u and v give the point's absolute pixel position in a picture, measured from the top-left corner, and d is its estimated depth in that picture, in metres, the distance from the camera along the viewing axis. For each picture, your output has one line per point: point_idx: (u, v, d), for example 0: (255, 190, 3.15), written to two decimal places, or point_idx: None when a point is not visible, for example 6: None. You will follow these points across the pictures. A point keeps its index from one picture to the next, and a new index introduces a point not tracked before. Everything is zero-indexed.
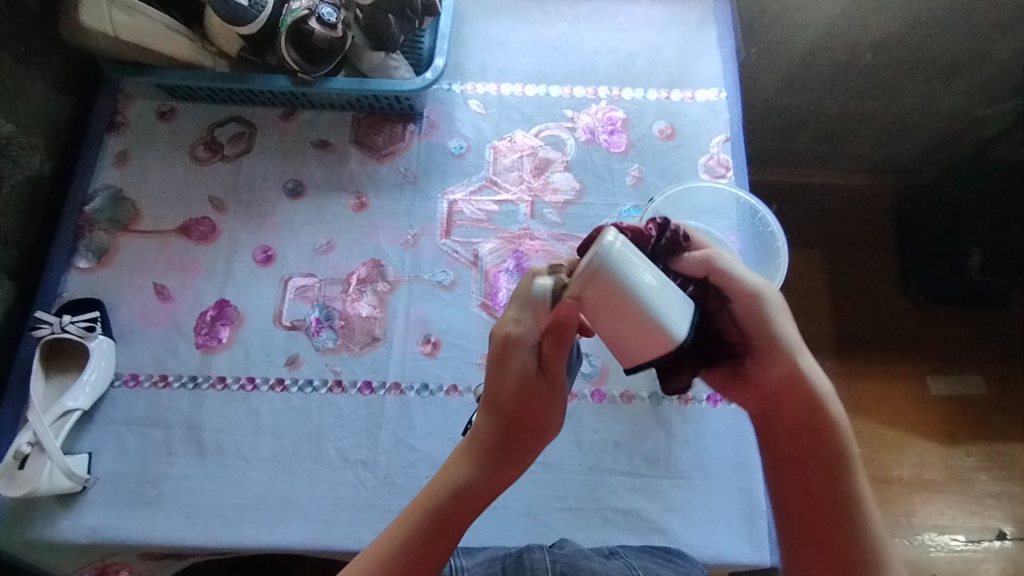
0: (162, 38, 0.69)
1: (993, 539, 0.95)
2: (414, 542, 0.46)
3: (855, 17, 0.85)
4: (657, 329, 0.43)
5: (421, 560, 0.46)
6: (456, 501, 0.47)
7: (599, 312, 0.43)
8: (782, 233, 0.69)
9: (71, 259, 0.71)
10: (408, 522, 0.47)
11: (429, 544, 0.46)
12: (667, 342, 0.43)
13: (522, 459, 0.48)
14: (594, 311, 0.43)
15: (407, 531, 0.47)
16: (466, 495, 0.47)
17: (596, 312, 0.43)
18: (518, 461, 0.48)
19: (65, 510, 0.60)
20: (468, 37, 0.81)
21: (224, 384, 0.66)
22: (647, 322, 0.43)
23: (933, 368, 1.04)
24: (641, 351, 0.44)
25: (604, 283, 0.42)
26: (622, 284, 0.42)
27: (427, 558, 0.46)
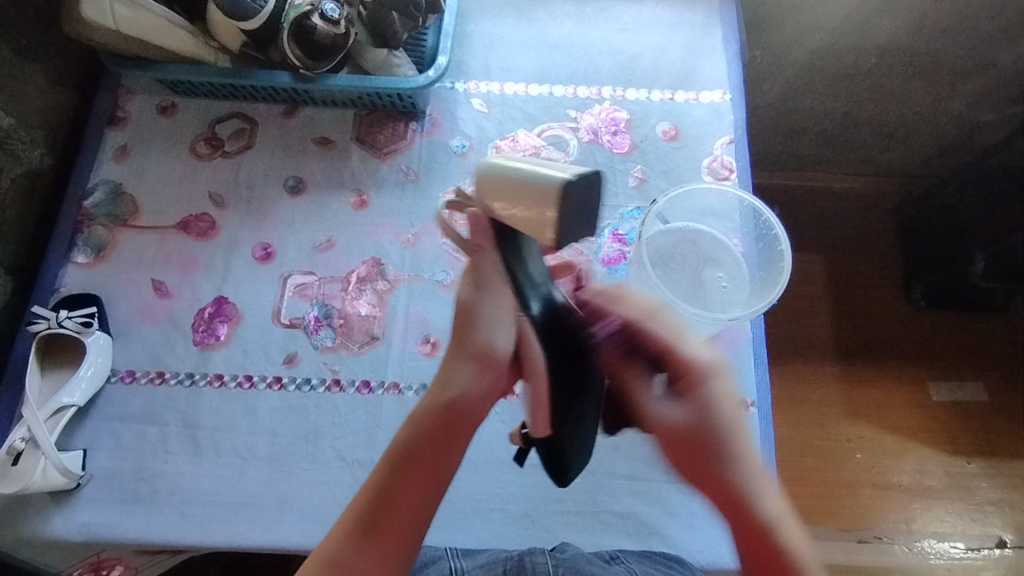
0: (163, 32, 0.69)
1: (993, 547, 0.95)
2: (384, 486, 0.48)
3: (862, 20, 0.85)
4: (532, 193, 0.42)
5: (395, 508, 0.47)
6: (427, 435, 0.49)
7: (495, 211, 0.46)
8: (787, 235, 0.66)
9: (69, 254, 0.71)
10: (380, 473, 0.49)
11: (404, 489, 0.48)
12: (552, 192, 0.41)
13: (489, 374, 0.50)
14: (493, 209, 0.46)
15: (378, 484, 0.48)
16: (432, 427, 0.50)
17: (496, 207, 0.46)
18: (483, 375, 0.50)
19: (59, 507, 0.60)
20: (471, 35, 0.81)
21: (221, 382, 0.65)
22: (527, 187, 0.43)
23: (935, 374, 1.03)
24: (541, 215, 0.42)
25: (486, 184, 0.46)
26: (498, 173, 0.45)
27: (399, 500, 0.47)
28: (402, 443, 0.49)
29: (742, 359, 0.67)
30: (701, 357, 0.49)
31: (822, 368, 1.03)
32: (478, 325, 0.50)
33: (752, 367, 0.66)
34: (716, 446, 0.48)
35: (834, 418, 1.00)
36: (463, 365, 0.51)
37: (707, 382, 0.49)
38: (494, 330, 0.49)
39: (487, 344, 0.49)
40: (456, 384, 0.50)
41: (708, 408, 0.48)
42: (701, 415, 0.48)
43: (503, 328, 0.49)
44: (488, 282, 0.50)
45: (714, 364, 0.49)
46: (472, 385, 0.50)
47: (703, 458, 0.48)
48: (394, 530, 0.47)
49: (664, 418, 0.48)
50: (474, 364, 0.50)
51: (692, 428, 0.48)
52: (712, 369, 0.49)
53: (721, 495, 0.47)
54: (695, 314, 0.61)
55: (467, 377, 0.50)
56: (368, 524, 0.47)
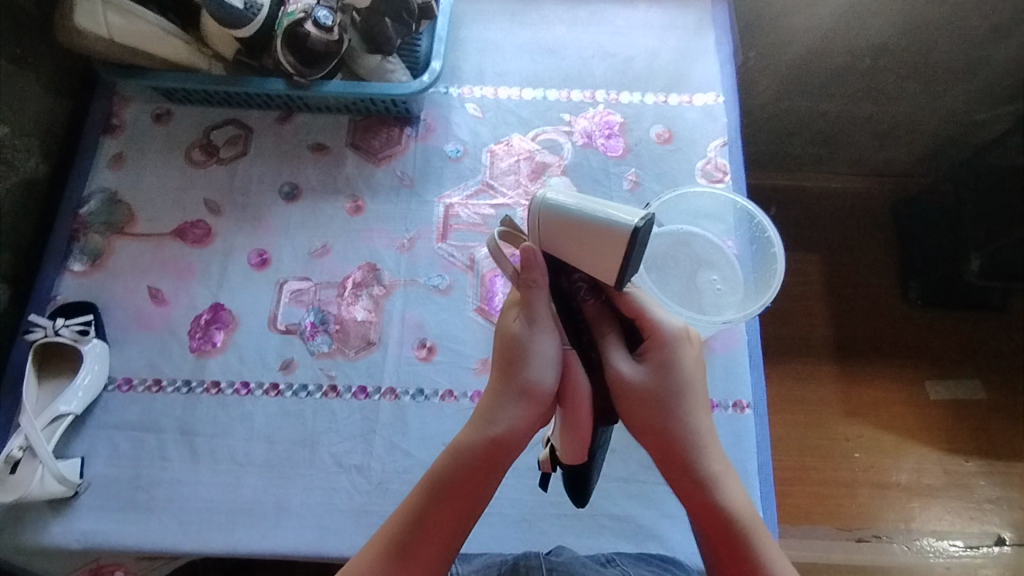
0: (157, 40, 0.69)
1: (992, 545, 0.95)
2: (421, 512, 0.48)
3: (854, 20, 0.85)
4: (601, 230, 0.46)
5: (429, 535, 0.47)
6: (466, 470, 0.48)
7: (553, 245, 0.49)
8: (780, 238, 0.66)
9: (66, 262, 0.71)
10: (417, 498, 0.48)
11: (438, 518, 0.48)
12: (621, 235, 0.45)
13: (532, 412, 0.48)
14: (550, 242, 0.50)
15: (413, 509, 0.48)
16: (474, 463, 0.48)
17: (554, 242, 0.49)
18: (526, 412, 0.48)
19: (58, 515, 0.60)
20: (465, 40, 0.81)
21: (218, 388, 0.65)
22: (592, 226, 0.46)
23: (932, 372, 1.04)
24: (607, 256, 0.46)
25: (545, 221, 0.49)
26: (561, 213, 0.48)
27: (436, 529, 0.47)
28: (443, 470, 0.49)
29: (738, 361, 0.67)
30: (671, 324, 0.49)
31: (819, 368, 1.03)
32: (528, 360, 0.47)
33: (748, 369, 0.67)
34: (675, 411, 0.47)
35: (832, 417, 1.00)
36: (508, 402, 0.48)
37: (674, 351, 0.48)
38: (544, 369, 0.47)
39: (534, 380, 0.47)
40: (500, 420, 0.48)
41: (672, 372, 0.48)
42: (666, 380, 0.48)
43: (552, 367, 0.48)
44: (540, 317, 0.48)
45: (686, 334, 0.49)
46: (518, 422, 0.48)
47: (661, 422, 0.47)
48: (427, 555, 0.47)
49: (629, 376, 0.48)
50: (518, 400, 0.48)
51: (656, 392, 0.47)
52: (680, 336, 0.49)
53: (675, 461, 0.48)
54: (690, 317, 0.61)
55: (514, 416, 0.48)
56: (400, 548, 0.47)
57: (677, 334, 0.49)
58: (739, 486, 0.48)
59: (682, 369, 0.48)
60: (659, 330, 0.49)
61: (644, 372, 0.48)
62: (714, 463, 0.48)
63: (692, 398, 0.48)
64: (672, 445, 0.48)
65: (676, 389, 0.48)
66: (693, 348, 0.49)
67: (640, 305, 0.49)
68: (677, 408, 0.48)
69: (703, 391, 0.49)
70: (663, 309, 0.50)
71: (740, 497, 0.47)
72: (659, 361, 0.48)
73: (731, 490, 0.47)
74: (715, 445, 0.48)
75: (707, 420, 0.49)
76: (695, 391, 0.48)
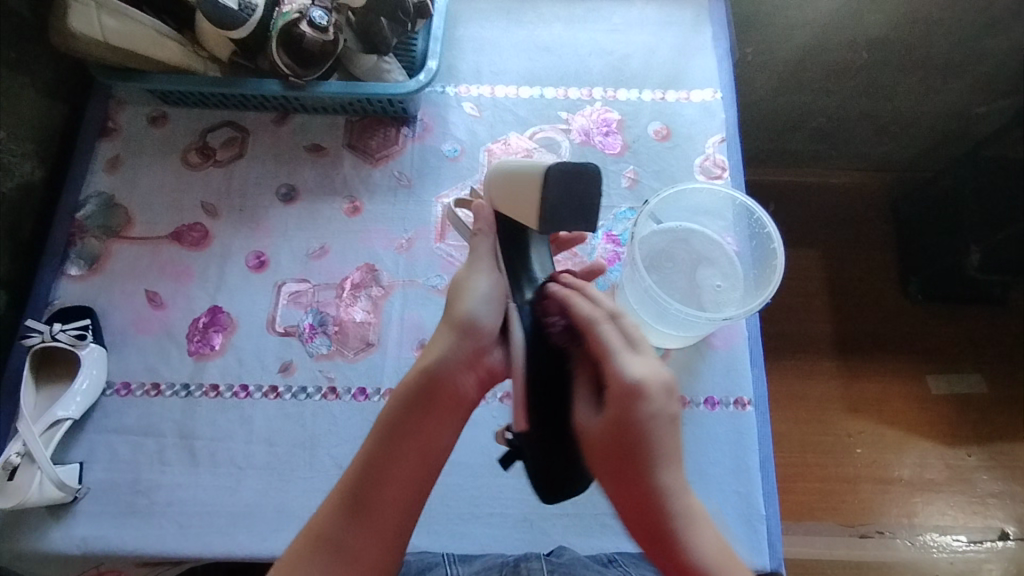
0: (151, 43, 0.68)
1: (996, 540, 0.95)
2: (374, 462, 0.48)
3: (850, 14, 0.85)
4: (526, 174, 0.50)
5: (384, 489, 0.48)
6: (412, 407, 0.49)
7: (512, 210, 0.51)
8: (779, 234, 0.65)
9: (63, 266, 0.70)
10: (370, 446, 0.49)
11: (390, 464, 0.48)
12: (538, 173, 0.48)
13: (466, 342, 0.50)
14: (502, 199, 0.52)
15: (368, 457, 0.49)
16: (416, 401, 0.50)
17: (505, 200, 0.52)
18: (459, 345, 0.50)
19: (57, 521, 0.60)
20: (462, 39, 0.81)
21: (217, 392, 0.65)
22: (522, 176, 0.50)
23: (933, 366, 1.03)
24: (527, 203, 0.49)
25: (497, 177, 0.53)
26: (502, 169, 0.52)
27: (388, 483, 0.48)
28: (390, 416, 0.50)
29: (738, 358, 0.67)
30: (630, 373, 0.46)
31: (820, 363, 1.03)
32: (462, 295, 0.51)
33: (748, 364, 0.66)
34: (638, 463, 0.45)
35: (834, 413, 1.00)
36: (445, 334, 0.51)
37: (632, 403, 0.45)
38: (480, 302, 0.50)
39: (468, 313, 0.50)
40: (436, 355, 0.50)
41: (636, 432, 0.45)
42: (623, 433, 0.45)
43: (487, 302, 0.51)
44: (484, 257, 0.53)
45: (649, 384, 0.46)
46: (450, 356, 0.50)
47: (618, 469, 0.45)
48: (383, 508, 0.47)
49: (586, 426, 0.46)
50: (449, 332, 0.50)
51: (611, 439, 0.45)
52: (637, 389, 0.45)
53: (636, 503, 0.45)
54: (688, 315, 0.60)
55: (447, 348, 0.50)
56: (353, 501, 0.47)
57: (634, 386, 0.45)
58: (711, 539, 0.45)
59: (643, 424, 0.45)
60: (619, 379, 0.45)
61: (603, 418, 0.46)
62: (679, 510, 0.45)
63: (658, 447, 0.45)
64: (633, 497, 0.45)
65: (636, 442, 0.45)
66: (658, 402, 0.45)
67: (605, 349, 0.47)
68: (639, 462, 0.45)
69: (675, 443, 0.46)
70: (633, 354, 0.47)
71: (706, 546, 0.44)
72: (615, 415, 0.45)
73: (702, 545, 0.44)
74: (685, 504, 0.45)
75: (677, 471, 0.46)
76: (663, 444, 0.45)
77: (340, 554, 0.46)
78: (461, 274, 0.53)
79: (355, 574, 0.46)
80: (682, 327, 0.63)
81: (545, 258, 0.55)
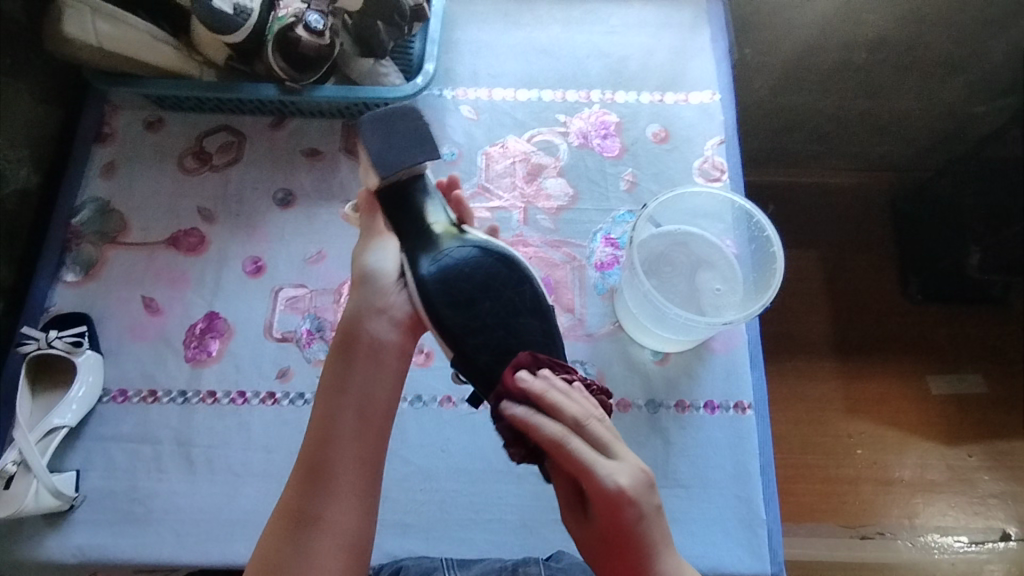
0: (146, 47, 0.68)
1: (997, 540, 0.94)
2: (320, 426, 0.55)
3: (848, 14, 0.84)
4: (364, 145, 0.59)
5: (334, 450, 0.54)
6: (340, 366, 0.57)
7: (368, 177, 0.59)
8: (779, 238, 0.64)
9: (58, 272, 0.70)
10: (315, 415, 0.56)
11: (334, 424, 0.54)
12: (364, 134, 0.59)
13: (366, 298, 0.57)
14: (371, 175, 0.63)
15: (315, 422, 0.55)
16: (342, 359, 0.57)
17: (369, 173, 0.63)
18: (362, 303, 0.58)
19: (54, 530, 0.60)
20: (459, 41, 0.80)
21: (214, 399, 0.65)
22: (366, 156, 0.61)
23: (933, 366, 1.03)
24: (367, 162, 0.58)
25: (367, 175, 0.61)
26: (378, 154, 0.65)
27: (333, 437, 0.54)
28: (326, 380, 0.57)
29: (738, 362, 0.66)
30: (609, 487, 0.48)
31: (820, 364, 1.03)
32: (360, 261, 0.59)
33: (749, 368, 0.66)
34: (635, 561, 0.49)
35: (834, 414, 0.99)
36: (353, 297, 0.58)
37: (620, 512, 0.48)
38: (379, 264, 0.58)
39: (366, 274, 0.58)
40: (349, 317, 0.58)
41: (626, 537, 0.48)
42: (615, 540, 0.49)
43: (384, 260, 0.58)
44: (376, 228, 0.59)
45: (630, 491, 0.48)
46: (357, 314, 0.57)
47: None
48: (334, 460, 0.53)
49: (585, 538, 0.51)
50: (357, 291, 0.58)
51: (608, 551, 0.50)
52: (620, 500, 0.48)
53: None
54: (686, 319, 0.60)
55: (355, 308, 0.58)
56: (311, 467, 0.53)
57: (616, 497, 0.48)
58: None
59: (631, 526, 0.48)
60: (599, 495, 0.48)
61: (597, 530, 0.50)
62: None
63: (650, 542, 0.49)
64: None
65: (629, 542, 0.48)
66: (642, 505, 0.48)
67: (580, 466, 0.49)
68: (633, 557, 0.49)
69: (665, 538, 0.49)
70: (607, 461, 0.49)
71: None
72: (606, 523, 0.48)
73: None
74: None
75: (675, 556, 0.49)
76: (654, 536, 0.49)
77: (315, 517, 0.52)
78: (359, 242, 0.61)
79: (335, 531, 0.52)
80: (679, 331, 0.63)
81: (436, 206, 0.59)
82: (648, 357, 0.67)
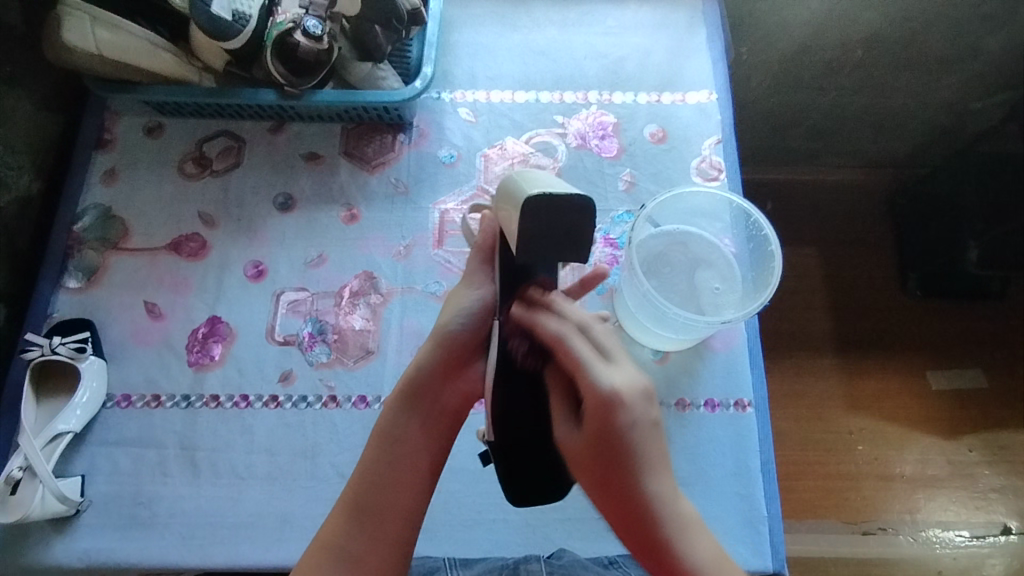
0: (147, 54, 0.68)
1: (998, 534, 0.95)
2: (375, 467, 0.52)
3: (843, 12, 0.85)
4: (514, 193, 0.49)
5: (386, 493, 0.51)
6: (403, 415, 0.54)
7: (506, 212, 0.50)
8: (777, 237, 0.65)
9: (61, 278, 0.70)
10: (369, 453, 0.53)
11: (389, 469, 0.52)
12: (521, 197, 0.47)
13: (444, 351, 0.55)
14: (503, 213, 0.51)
15: (368, 463, 0.52)
16: (406, 408, 0.54)
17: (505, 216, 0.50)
18: (437, 354, 0.55)
19: (59, 535, 0.60)
20: (456, 44, 0.81)
21: (218, 402, 0.65)
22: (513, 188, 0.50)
23: (933, 362, 1.03)
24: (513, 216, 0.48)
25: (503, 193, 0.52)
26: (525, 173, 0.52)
27: (390, 484, 0.51)
28: (387, 423, 0.54)
29: (738, 359, 0.67)
30: (604, 385, 0.48)
31: (820, 361, 1.03)
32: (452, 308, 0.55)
33: (748, 366, 0.67)
34: (623, 469, 0.47)
35: (834, 410, 1.00)
36: (427, 345, 0.55)
37: (611, 414, 0.47)
38: (462, 319, 0.54)
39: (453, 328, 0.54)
40: (418, 364, 0.55)
41: (615, 441, 0.47)
42: (601, 446, 0.47)
43: (466, 316, 0.54)
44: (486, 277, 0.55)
45: (623, 393, 0.48)
46: (428, 364, 0.55)
47: (608, 484, 0.47)
48: (384, 507, 0.50)
49: (568, 446, 0.48)
50: (432, 345, 0.55)
51: (596, 458, 0.47)
52: (615, 399, 0.47)
53: (624, 516, 0.47)
54: (686, 319, 0.60)
55: (427, 358, 0.55)
56: (357, 506, 0.50)
57: (610, 395, 0.47)
58: (704, 538, 0.47)
59: (619, 431, 0.47)
60: (592, 393, 0.48)
61: (583, 437, 0.48)
62: (669, 507, 0.47)
63: (639, 449, 0.48)
64: (626, 511, 0.47)
65: (616, 448, 0.47)
66: (635, 409, 0.48)
67: (574, 364, 0.48)
68: (619, 466, 0.47)
69: (654, 449, 0.48)
70: (603, 365, 0.49)
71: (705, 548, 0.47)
72: (595, 427, 0.47)
73: (692, 548, 0.46)
74: (673, 505, 0.47)
75: (664, 473, 0.48)
76: (644, 445, 0.48)
77: (345, 556, 0.49)
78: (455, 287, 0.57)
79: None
80: (679, 330, 0.63)
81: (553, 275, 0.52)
82: (649, 357, 0.67)
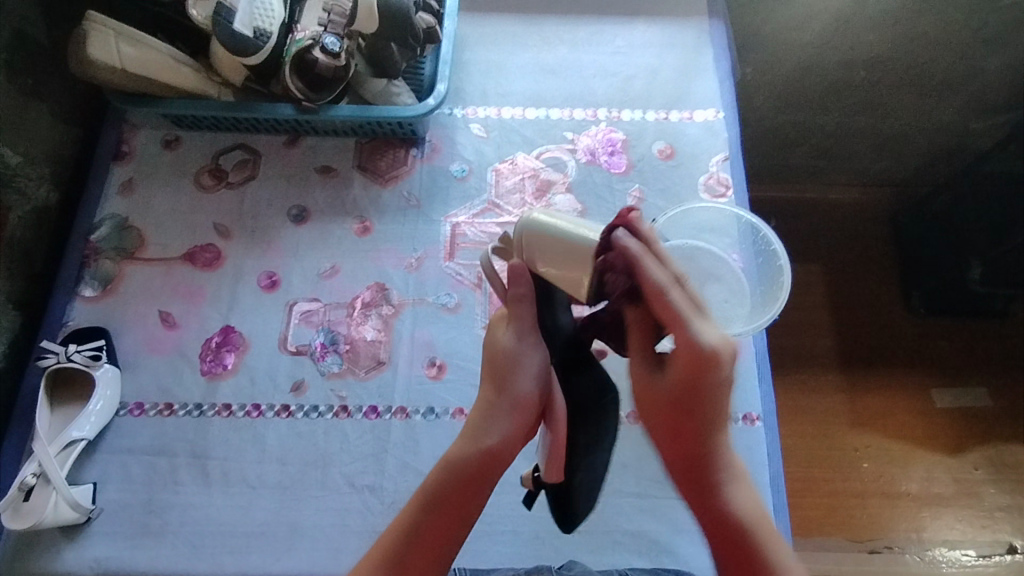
0: (168, 70, 0.70)
1: (1004, 554, 0.94)
2: (416, 530, 0.49)
3: (844, 34, 0.87)
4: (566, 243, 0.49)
5: (421, 552, 0.49)
6: (458, 481, 0.50)
7: (558, 264, 0.50)
8: (786, 251, 0.66)
9: (77, 287, 0.71)
10: (409, 513, 0.50)
11: (432, 533, 0.49)
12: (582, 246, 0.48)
13: (511, 418, 0.51)
14: (558, 271, 0.50)
15: (409, 522, 0.50)
16: (466, 473, 0.50)
17: (569, 272, 0.49)
18: (505, 420, 0.51)
19: (71, 542, 0.60)
20: (468, 62, 0.82)
21: (230, 411, 0.65)
22: (559, 239, 0.49)
23: (938, 380, 1.04)
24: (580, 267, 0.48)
25: (531, 239, 0.51)
26: (543, 229, 0.50)
27: (427, 549, 0.49)
28: (434, 484, 0.51)
29: (746, 373, 0.67)
30: (705, 344, 0.41)
31: (824, 378, 1.03)
32: (512, 369, 0.52)
33: (756, 381, 0.67)
34: (700, 421, 0.45)
35: (840, 427, 1.00)
36: (498, 412, 0.51)
37: (704, 374, 0.42)
38: (530, 378, 0.52)
39: (522, 391, 0.51)
40: (489, 431, 0.51)
41: (700, 397, 0.43)
42: (688, 396, 0.44)
43: (536, 377, 0.52)
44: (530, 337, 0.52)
45: (721, 353, 0.42)
46: (502, 431, 0.51)
47: (682, 435, 0.45)
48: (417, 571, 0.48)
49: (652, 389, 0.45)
50: (503, 410, 0.51)
51: (678, 409, 0.45)
52: (712, 361, 0.42)
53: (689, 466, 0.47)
54: None
55: (503, 425, 0.51)
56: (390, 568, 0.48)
57: (709, 356, 0.41)
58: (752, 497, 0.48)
59: (706, 392, 0.43)
60: (687, 349, 0.42)
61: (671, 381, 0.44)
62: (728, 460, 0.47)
63: (718, 404, 0.44)
64: (691, 461, 0.47)
65: (699, 405, 0.44)
66: (728, 370, 0.43)
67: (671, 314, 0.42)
68: (695, 420, 0.45)
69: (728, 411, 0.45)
70: (704, 318, 0.43)
71: (747, 507, 0.47)
72: (684, 378, 0.43)
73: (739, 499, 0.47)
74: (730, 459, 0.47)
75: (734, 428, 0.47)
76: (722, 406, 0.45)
77: None
78: (512, 343, 0.52)
79: None
80: None
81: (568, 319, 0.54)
82: None
